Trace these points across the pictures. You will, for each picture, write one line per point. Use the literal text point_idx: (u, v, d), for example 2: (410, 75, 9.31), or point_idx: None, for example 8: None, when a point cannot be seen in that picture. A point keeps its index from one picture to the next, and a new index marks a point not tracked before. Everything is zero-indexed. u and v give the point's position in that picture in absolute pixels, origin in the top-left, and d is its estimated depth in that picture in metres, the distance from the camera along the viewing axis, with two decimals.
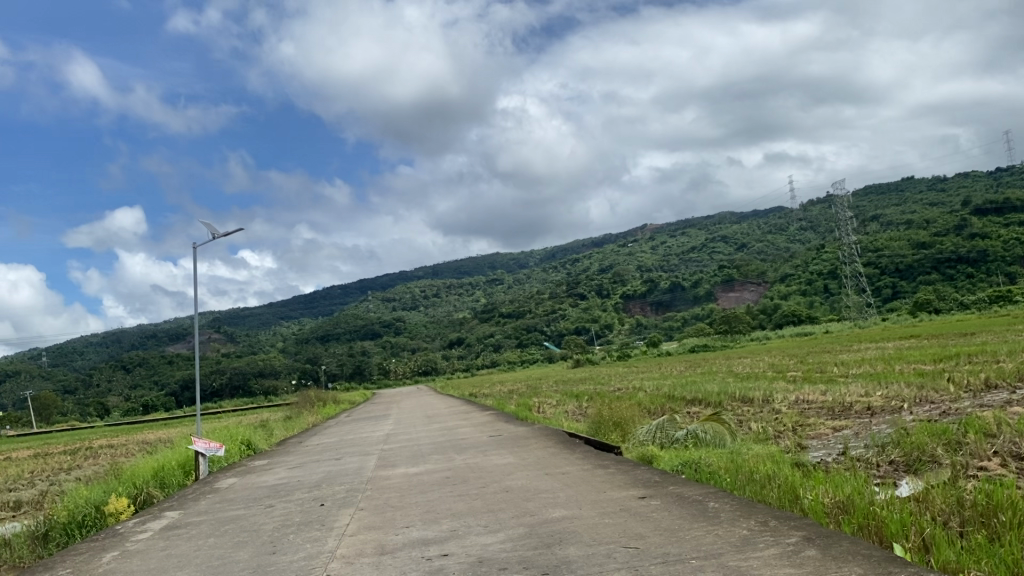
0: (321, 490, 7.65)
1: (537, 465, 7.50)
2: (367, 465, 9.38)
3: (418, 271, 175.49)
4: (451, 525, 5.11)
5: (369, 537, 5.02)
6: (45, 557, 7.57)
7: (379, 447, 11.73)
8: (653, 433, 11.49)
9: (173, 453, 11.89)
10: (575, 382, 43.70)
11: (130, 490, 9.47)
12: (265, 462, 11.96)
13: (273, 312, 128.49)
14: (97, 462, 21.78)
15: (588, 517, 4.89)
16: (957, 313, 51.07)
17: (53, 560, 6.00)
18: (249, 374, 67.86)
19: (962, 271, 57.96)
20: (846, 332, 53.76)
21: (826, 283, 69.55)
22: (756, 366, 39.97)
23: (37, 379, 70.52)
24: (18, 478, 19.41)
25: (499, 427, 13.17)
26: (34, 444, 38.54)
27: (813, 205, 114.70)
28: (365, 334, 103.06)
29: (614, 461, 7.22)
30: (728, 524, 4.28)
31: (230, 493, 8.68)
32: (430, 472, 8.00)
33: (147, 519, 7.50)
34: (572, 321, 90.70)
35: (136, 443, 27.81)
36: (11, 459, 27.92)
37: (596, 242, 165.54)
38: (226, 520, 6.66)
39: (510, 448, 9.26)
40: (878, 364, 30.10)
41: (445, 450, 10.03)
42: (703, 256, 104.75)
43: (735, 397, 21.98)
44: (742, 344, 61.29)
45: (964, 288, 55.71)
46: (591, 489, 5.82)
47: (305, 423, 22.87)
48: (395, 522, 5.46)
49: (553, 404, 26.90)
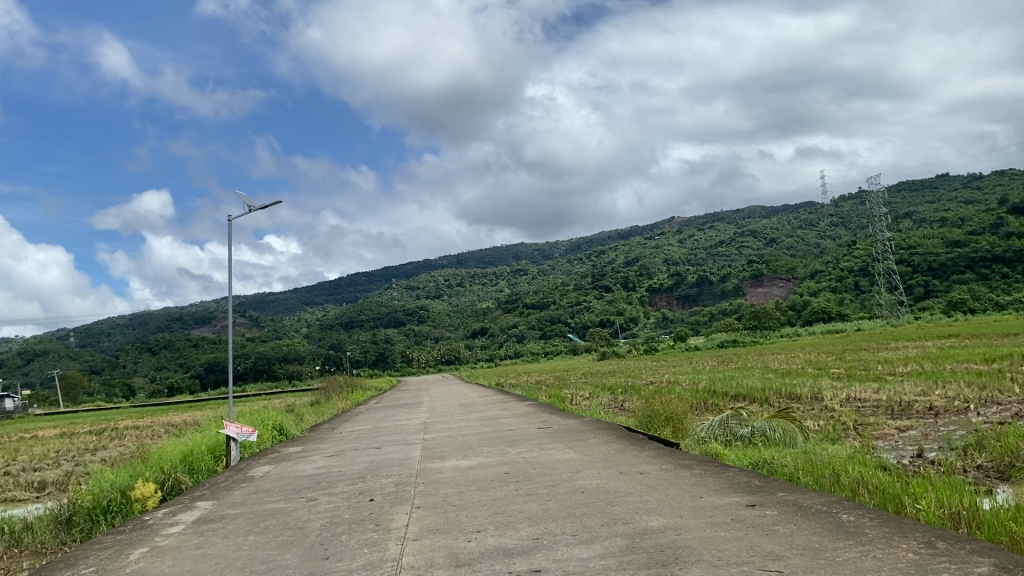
0: (366, 483, 6.95)
1: (607, 462, 6.75)
2: (413, 455, 8.69)
3: (444, 261, 175.29)
4: (538, 528, 4.42)
5: (439, 542, 4.31)
6: (66, 548, 7.00)
7: (421, 436, 11.05)
8: (714, 429, 10.71)
9: (202, 436, 11.30)
10: (605, 374, 42.91)
11: (159, 475, 8.87)
12: (299, 450, 11.33)
13: (299, 297, 128.64)
14: (124, 443, 21.38)
15: (697, 528, 4.16)
16: (993, 313, 49.75)
17: (74, 555, 5.32)
18: (274, 359, 68.12)
19: (997, 270, 56.39)
20: (878, 331, 52.43)
21: (857, 280, 67.94)
22: (792, 362, 39.02)
23: (66, 360, 71.10)
24: (44, 457, 19.05)
25: (545, 417, 12.46)
26: (61, 424, 38.36)
27: (845, 201, 112.80)
28: (391, 321, 102.82)
29: (696, 461, 6.47)
30: (884, 543, 3.52)
31: (266, 483, 7.99)
32: (487, 466, 7.27)
33: (177, 509, 6.87)
34: (597, 313, 89.62)
35: (161, 425, 27.48)
36: (38, 437, 27.67)
37: (622, 235, 163.87)
38: (266, 515, 5.98)
39: (568, 441, 8.50)
40: (921, 363, 28.91)
41: (494, 442, 9.29)
42: (731, 250, 103.22)
43: (780, 393, 21.04)
44: (770, 340, 60.07)
45: (999, 287, 54.32)
46: (687, 494, 5.07)
47: (334, 409, 22.35)
48: (470, 522, 4.78)
49: (586, 396, 26.13)
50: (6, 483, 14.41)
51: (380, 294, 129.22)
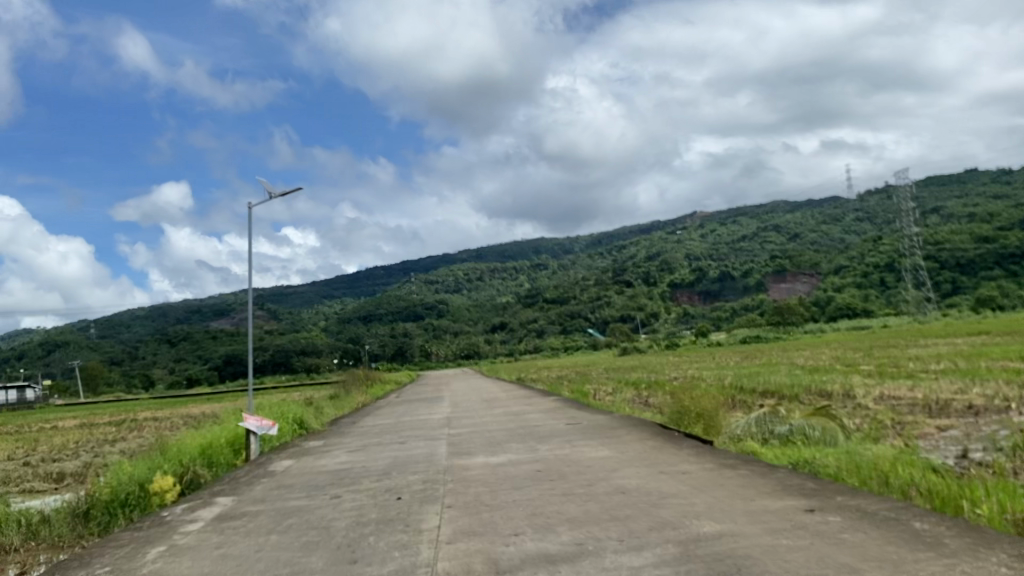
0: (394, 480, 6.67)
1: (644, 460, 6.42)
2: (439, 451, 8.39)
3: (464, 255, 175.10)
4: (581, 532, 4.17)
5: (476, 547, 4.03)
6: (84, 543, 6.80)
7: (446, 431, 10.74)
8: (748, 427, 10.33)
9: (222, 429, 11.09)
10: (627, 369, 42.49)
11: (178, 468, 8.65)
12: (321, 444, 11.09)
13: (320, 290, 128.90)
14: (144, 434, 21.33)
15: (756, 536, 3.84)
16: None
17: (88, 554, 5.08)
18: (293, 352, 68.38)
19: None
20: (905, 328, 51.40)
21: (883, 276, 66.62)
22: (820, 358, 38.33)
23: (89, 351, 71.70)
24: (66, 448, 19.00)
25: (573, 412, 12.15)
26: (84, 414, 38.59)
27: (871, 196, 111.29)
28: (411, 314, 102.74)
29: (744, 460, 6.11)
30: (970, 557, 3.19)
31: (288, 477, 7.74)
32: (518, 463, 6.97)
33: (195, 506, 6.63)
34: (618, 308, 88.87)
35: (181, 417, 27.39)
36: (60, 427, 27.69)
37: (643, 230, 162.60)
38: (289, 512, 5.73)
39: (601, 438, 8.17)
40: (953, 361, 28.12)
41: (523, 437, 8.99)
42: (754, 246, 102.00)
43: (810, 391, 20.48)
44: (795, 337, 59.20)
45: None
46: (740, 498, 4.73)
47: (354, 402, 22.19)
48: (512, 523, 4.52)
49: (610, 392, 25.77)
50: (26, 474, 14.32)
51: (401, 288, 129.24)
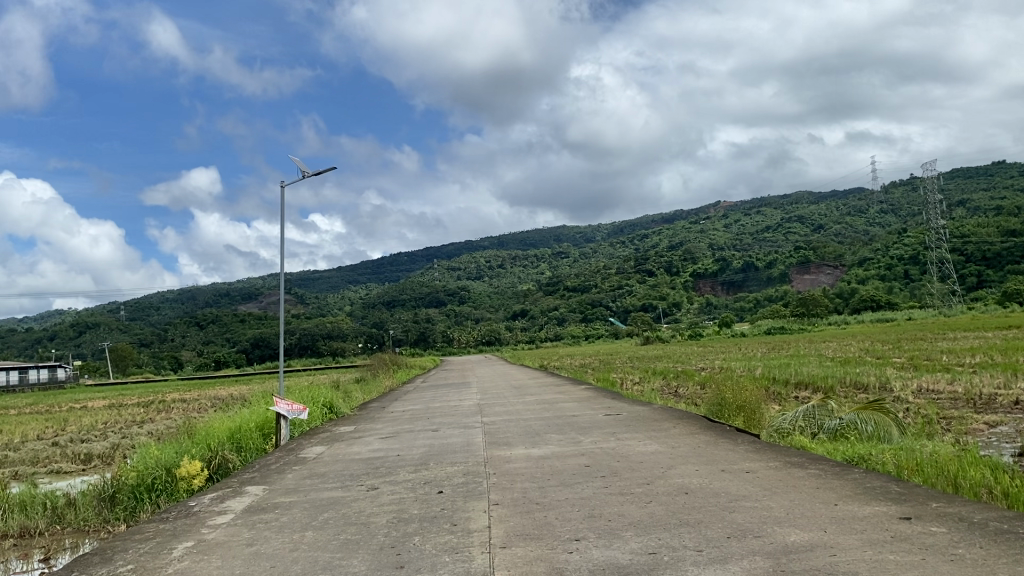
0: (431, 472, 6.28)
1: (699, 458, 5.97)
2: (476, 440, 8.00)
3: (485, 242, 174.61)
4: (654, 538, 3.77)
5: (536, 554, 3.64)
6: (110, 528, 6.50)
7: (478, 419, 10.37)
8: (795, 420, 9.86)
9: (250, 413, 10.80)
10: (651, 358, 42.08)
11: (205, 452, 8.32)
12: (352, 430, 10.75)
13: (344, 275, 128.90)
14: (172, 416, 21.22)
15: (854, 547, 3.39)
16: None
17: (110, 549, 4.72)
18: (318, 336, 68.79)
19: None
20: (930, 320, 50.69)
21: (907, 268, 65.73)
22: (847, 350, 37.69)
23: (116, 333, 72.25)
24: (92, 429, 18.84)
25: (609, 402, 11.75)
26: (110, 394, 38.72)
27: (897, 187, 109.59)
28: (432, 300, 102.58)
29: (810, 458, 5.67)
30: None
31: (320, 466, 7.38)
32: (562, 456, 6.56)
33: (224, 495, 6.29)
34: (639, 297, 87.96)
35: (208, 399, 27.37)
36: (87, 408, 27.58)
37: (665, 219, 161.22)
38: (323, 506, 5.37)
39: (647, 431, 7.74)
40: (987, 355, 27.37)
41: (562, 428, 8.58)
42: (778, 236, 100.67)
43: (845, 383, 19.93)
44: (819, 328, 58.53)
45: None
46: (820, 501, 4.30)
47: (381, 387, 21.99)
48: (575, 526, 4.13)
49: (637, 381, 25.45)
50: (53, 455, 14.12)
51: (423, 275, 129.12)
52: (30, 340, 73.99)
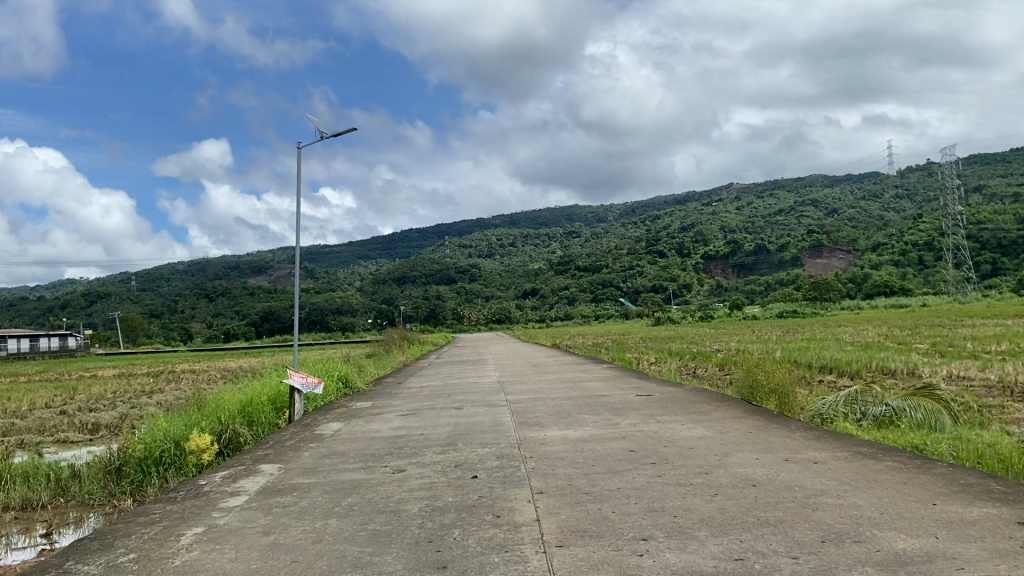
0: (460, 454, 5.79)
1: (755, 445, 5.44)
2: (503, 421, 7.50)
3: (496, 221, 173.55)
4: (736, 537, 3.29)
5: (601, 556, 3.15)
6: (116, 502, 6.05)
7: (502, 397, 9.87)
8: (836, 405, 9.29)
9: (262, 386, 10.35)
10: (664, 339, 41.55)
11: (215, 425, 7.84)
12: (369, 406, 10.27)
13: (354, 249, 128.25)
14: (181, 387, 20.91)
15: (982, 560, 2.87)
16: None
17: (111, 534, 4.25)
18: (328, 310, 68.88)
19: None
20: (945, 307, 49.96)
21: (922, 254, 64.98)
22: (865, 335, 36.95)
23: (127, 303, 72.25)
24: (101, 398, 18.52)
25: (635, 383, 11.28)
26: (121, 364, 38.49)
27: (913, 172, 108.23)
28: (443, 277, 101.98)
29: (885, 449, 5.12)
30: None
31: (338, 444, 6.92)
32: (602, 440, 6.04)
33: (235, 474, 5.80)
34: (650, 278, 87.11)
35: (218, 371, 27.08)
36: (98, 377, 27.41)
37: (677, 200, 159.53)
38: (346, 489, 4.90)
39: (687, 414, 7.24)
40: (1012, 342, 26.57)
41: (593, 408, 8.08)
42: (791, 219, 99.44)
43: (871, 367, 19.36)
44: (831, 312, 57.84)
45: None
46: (915, 499, 3.78)
47: (395, 362, 21.61)
48: (638, 519, 3.66)
49: (654, 360, 24.93)
50: (60, 423, 13.73)
51: (433, 252, 128.39)
52: (42, 308, 74.08)
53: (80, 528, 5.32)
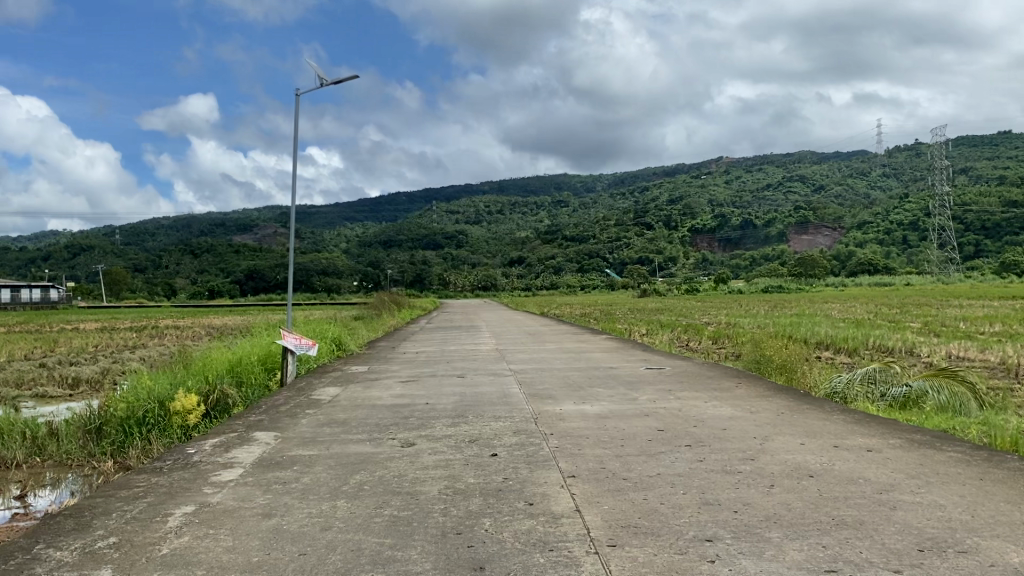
0: (474, 427, 5.35)
1: (796, 430, 4.99)
2: (512, 392, 7.05)
3: (483, 186, 171.91)
4: (819, 543, 2.84)
5: (663, 561, 2.69)
6: (99, 463, 5.54)
7: (504, 366, 9.45)
8: (852, 385, 8.90)
9: (252, 345, 9.84)
10: (652, 311, 41.19)
11: (201, 385, 7.33)
12: (365, 370, 9.77)
13: (340, 210, 126.68)
14: (164, 343, 20.34)
15: None
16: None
17: (82, 516, 3.68)
18: (312, 271, 68.29)
19: None
20: (929, 287, 50.02)
21: (907, 234, 65.01)
22: (854, 313, 36.74)
23: (109, 257, 71.03)
24: (82, 352, 17.95)
25: (639, 355, 10.86)
26: (103, 317, 37.72)
27: (901, 152, 108.28)
28: (428, 241, 101.00)
29: (942, 437, 4.71)
30: None
31: (338, 411, 6.42)
32: (626, 417, 5.59)
33: (228, 442, 5.30)
34: (637, 249, 86.76)
35: (202, 328, 26.51)
36: (79, 330, 26.74)
37: (666, 171, 158.64)
38: (353, 464, 4.41)
39: (709, 391, 6.81)
40: (1007, 324, 26.32)
41: (606, 382, 7.63)
42: (778, 194, 99.17)
43: (870, 346, 19.02)
44: (815, 289, 57.83)
45: None
46: (1003, 501, 3.34)
47: (385, 325, 21.13)
48: (695, 515, 3.20)
49: (647, 333, 24.54)
50: (39, 376, 13.22)
51: (420, 216, 127.14)
52: (21, 259, 72.71)
53: (57, 490, 4.82)
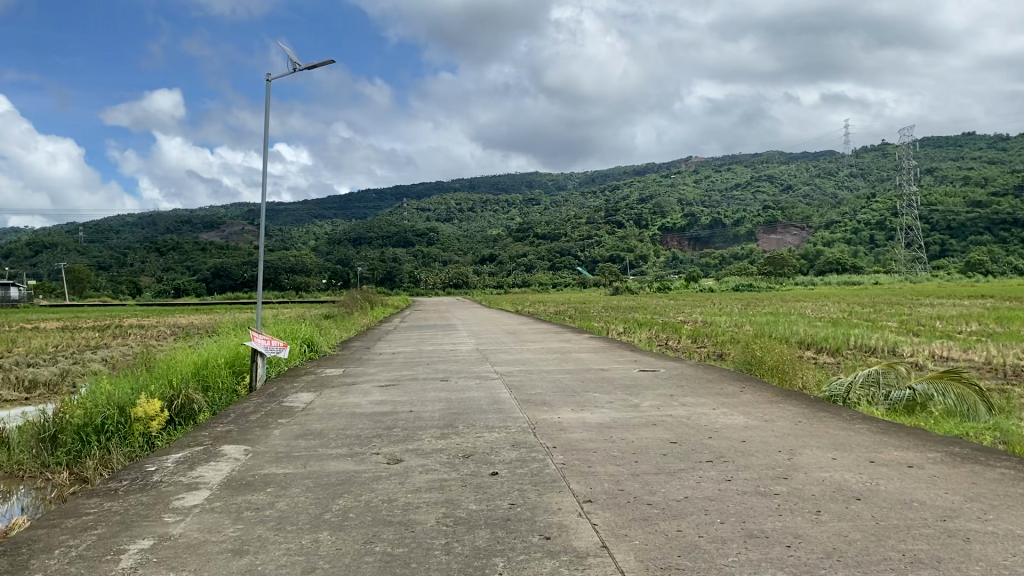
0: (465, 440, 4.86)
1: (822, 442, 4.54)
2: (503, 398, 6.55)
3: (454, 184, 170.76)
4: None
5: None
6: (51, 475, 4.96)
7: (488, 367, 8.97)
8: (852, 388, 8.53)
9: (219, 346, 9.24)
10: (625, 309, 40.74)
11: (166, 391, 6.73)
12: (341, 374, 9.22)
13: (309, 208, 125.03)
14: (127, 343, 19.54)
15: None
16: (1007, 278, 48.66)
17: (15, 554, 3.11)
18: (281, 268, 67.32)
19: (1017, 234, 55.08)
20: (897, 286, 50.30)
21: (874, 233, 65.45)
22: (825, 311, 36.63)
23: (72, 254, 69.15)
24: (41, 352, 17.15)
25: (627, 355, 10.40)
26: (66, 316, 36.55)
27: (868, 153, 109.48)
28: (399, 240, 99.81)
29: (984, 451, 4.30)
30: None
31: (314, 420, 5.89)
32: (631, 427, 5.13)
33: (192, 458, 4.74)
34: (608, 248, 86.48)
35: (168, 327, 25.64)
36: (38, 329, 25.75)
37: (637, 171, 158.95)
38: (336, 485, 3.91)
39: (712, 397, 6.35)
40: (982, 323, 26.27)
41: (599, 386, 7.17)
42: (747, 194, 99.60)
43: (853, 345, 18.75)
44: (786, 287, 57.95)
45: (1016, 252, 52.91)
46: None
47: (357, 325, 20.51)
48: (743, 551, 2.74)
49: (624, 331, 24.07)
50: None
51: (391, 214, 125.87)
52: None
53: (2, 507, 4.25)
